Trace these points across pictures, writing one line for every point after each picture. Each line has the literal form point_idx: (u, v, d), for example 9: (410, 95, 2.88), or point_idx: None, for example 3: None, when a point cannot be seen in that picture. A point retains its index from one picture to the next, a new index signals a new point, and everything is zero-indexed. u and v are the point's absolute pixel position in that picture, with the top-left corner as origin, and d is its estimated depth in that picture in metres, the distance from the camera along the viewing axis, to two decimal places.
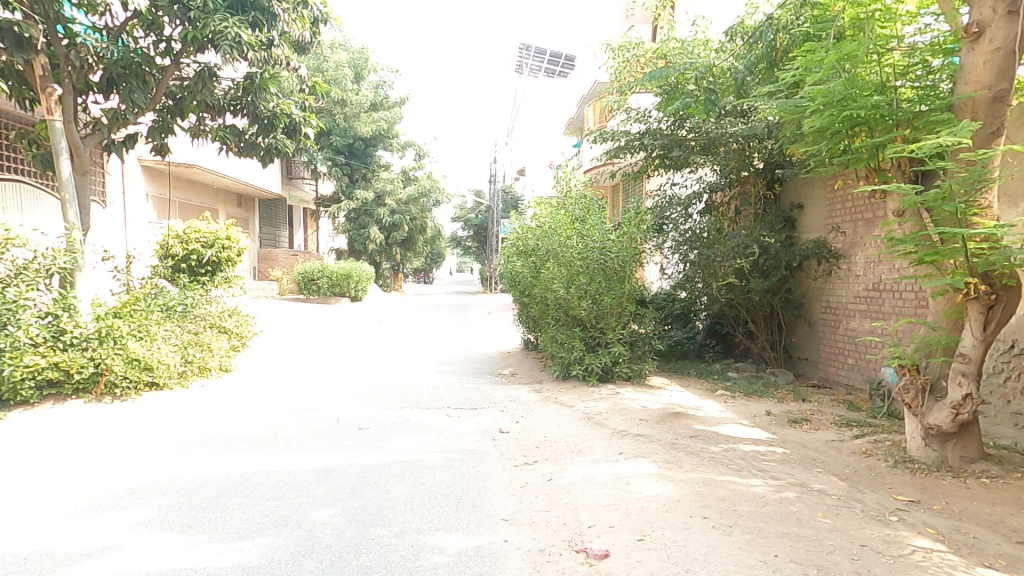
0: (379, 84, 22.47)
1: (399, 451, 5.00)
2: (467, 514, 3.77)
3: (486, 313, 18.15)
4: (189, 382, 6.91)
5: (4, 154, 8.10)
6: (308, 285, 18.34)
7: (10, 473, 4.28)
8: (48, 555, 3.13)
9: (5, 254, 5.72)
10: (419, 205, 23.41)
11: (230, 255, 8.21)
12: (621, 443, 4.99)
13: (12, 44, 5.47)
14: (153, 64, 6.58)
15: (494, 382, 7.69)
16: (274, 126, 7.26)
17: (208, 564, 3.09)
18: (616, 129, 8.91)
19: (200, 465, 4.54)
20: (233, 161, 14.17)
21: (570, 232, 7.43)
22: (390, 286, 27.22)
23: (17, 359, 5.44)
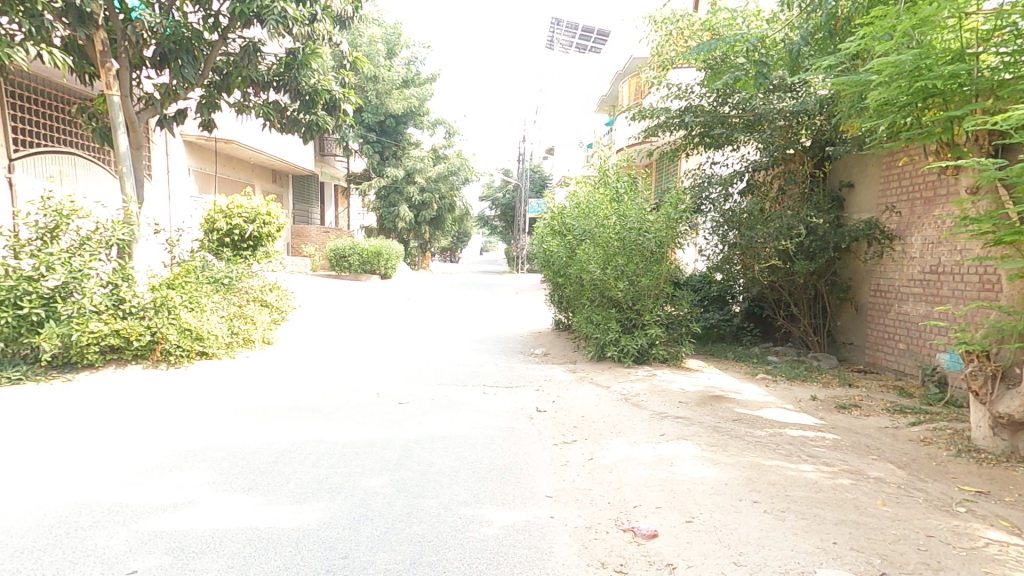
0: (411, 60, 22.34)
1: (440, 426, 5.08)
2: (511, 489, 3.83)
3: (516, 292, 18.14)
4: (236, 352, 7.14)
5: (61, 127, 8.32)
6: (340, 262, 18.61)
7: (84, 430, 4.54)
8: (129, 507, 3.30)
9: (70, 226, 6.01)
10: (449, 183, 23.24)
11: (270, 231, 8.54)
12: (661, 424, 4.96)
13: (76, 19, 5.59)
14: (202, 39, 6.55)
15: (528, 361, 7.74)
16: (315, 102, 7.26)
17: (271, 524, 3.21)
18: (656, 105, 8.72)
19: (254, 432, 4.71)
20: (275, 137, 14.43)
21: (609, 212, 7.34)
22: (419, 265, 27.51)
23: (84, 325, 5.76)
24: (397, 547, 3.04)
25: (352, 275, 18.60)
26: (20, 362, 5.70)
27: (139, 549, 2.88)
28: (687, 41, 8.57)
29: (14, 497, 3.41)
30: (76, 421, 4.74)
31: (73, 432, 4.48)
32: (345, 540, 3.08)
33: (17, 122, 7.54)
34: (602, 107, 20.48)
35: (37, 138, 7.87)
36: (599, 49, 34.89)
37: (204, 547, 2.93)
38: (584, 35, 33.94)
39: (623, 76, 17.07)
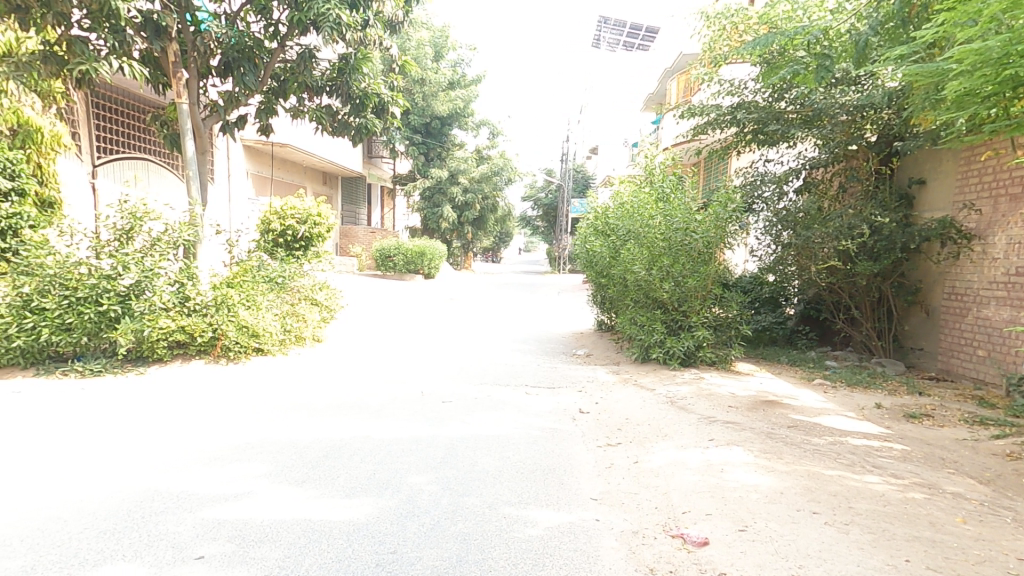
0: (458, 62, 22.68)
1: (483, 425, 5.11)
2: (555, 491, 3.80)
3: (558, 293, 18.05)
4: (289, 348, 7.46)
5: (136, 134, 8.92)
6: (385, 261, 19.07)
7: (155, 420, 4.88)
8: (195, 496, 3.49)
9: (143, 227, 6.45)
10: (492, 184, 23.40)
11: (321, 232, 8.88)
12: (710, 429, 4.80)
13: (152, 33, 6.00)
14: (263, 47, 6.83)
15: (570, 362, 7.68)
16: (365, 105, 7.45)
17: (323, 517, 3.31)
18: (706, 102, 8.50)
19: (306, 427, 4.89)
20: (326, 141, 14.97)
21: (654, 212, 7.17)
22: (461, 265, 27.84)
23: (155, 321, 6.19)
24: (444, 544, 3.08)
25: (397, 275, 19.05)
26: (100, 356, 6.14)
27: (204, 535, 3.04)
28: (742, 35, 8.30)
29: (96, 482, 3.67)
30: (148, 410, 5.11)
31: (145, 421, 4.83)
32: (393, 534, 3.15)
33: (99, 130, 8.13)
34: (649, 104, 20.14)
35: (115, 145, 8.47)
36: (647, 46, 34.27)
37: (262, 537, 3.05)
38: (632, 32, 33.52)
39: (673, 73, 16.71)
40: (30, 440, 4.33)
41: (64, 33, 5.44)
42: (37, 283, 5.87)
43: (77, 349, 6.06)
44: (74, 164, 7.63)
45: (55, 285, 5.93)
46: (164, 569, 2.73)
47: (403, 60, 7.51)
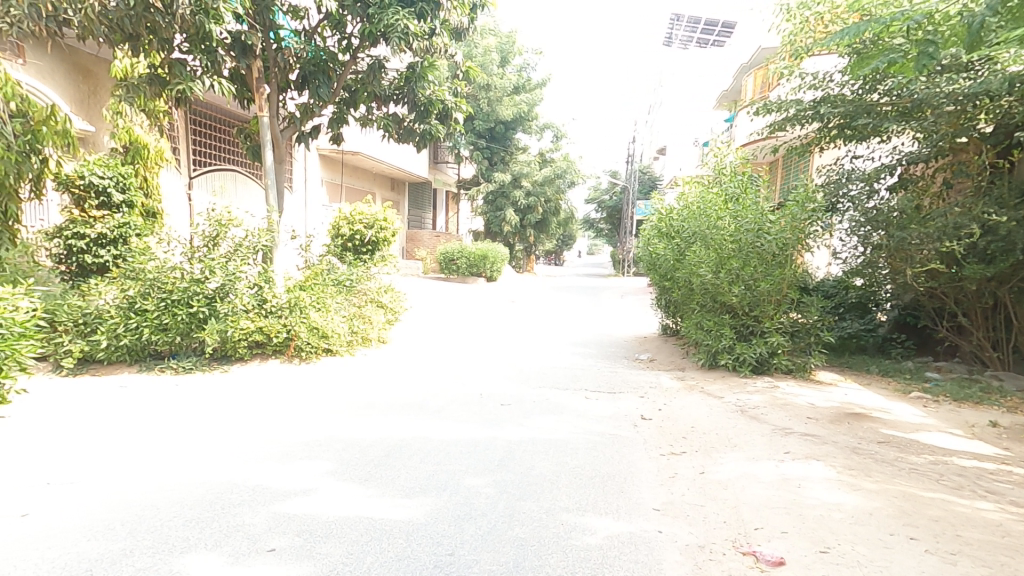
0: (523, 67, 22.94)
1: (541, 429, 5.06)
2: (615, 499, 3.67)
3: (620, 296, 17.68)
4: (356, 349, 7.81)
5: (225, 147, 9.71)
6: (449, 264, 19.49)
7: (234, 415, 5.28)
8: (268, 490, 3.71)
9: (228, 234, 7.03)
10: (555, 186, 23.44)
11: (386, 236, 9.24)
12: (786, 441, 4.47)
13: (240, 51, 6.46)
14: (337, 60, 7.19)
15: (632, 366, 7.46)
16: (429, 112, 7.67)
17: (384, 516, 3.41)
18: (785, 98, 8.04)
19: (367, 425, 5.09)
20: (393, 148, 15.57)
21: (722, 213, 6.81)
22: (523, 267, 27.94)
23: (237, 322, 6.73)
24: (500, 548, 3.06)
25: (460, 278, 19.29)
26: (191, 355, 6.71)
27: (275, 529, 3.22)
28: (828, 26, 7.72)
29: (185, 473, 4.00)
30: (231, 406, 5.55)
31: (226, 416, 5.24)
32: (450, 536, 3.17)
33: (194, 146, 8.93)
34: (724, 100, 19.39)
35: (207, 159, 9.26)
36: (723, 41, 33.30)
37: (328, 533, 3.18)
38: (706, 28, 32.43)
39: (750, 68, 15.96)
40: (134, 431, 4.80)
41: (167, 57, 6.01)
42: (140, 287, 6.51)
43: (172, 348, 6.63)
44: (173, 177, 8.43)
45: (155, 288, 6.57)
46: (241, 559, 2.91)
47: (467, 66, 7.60)
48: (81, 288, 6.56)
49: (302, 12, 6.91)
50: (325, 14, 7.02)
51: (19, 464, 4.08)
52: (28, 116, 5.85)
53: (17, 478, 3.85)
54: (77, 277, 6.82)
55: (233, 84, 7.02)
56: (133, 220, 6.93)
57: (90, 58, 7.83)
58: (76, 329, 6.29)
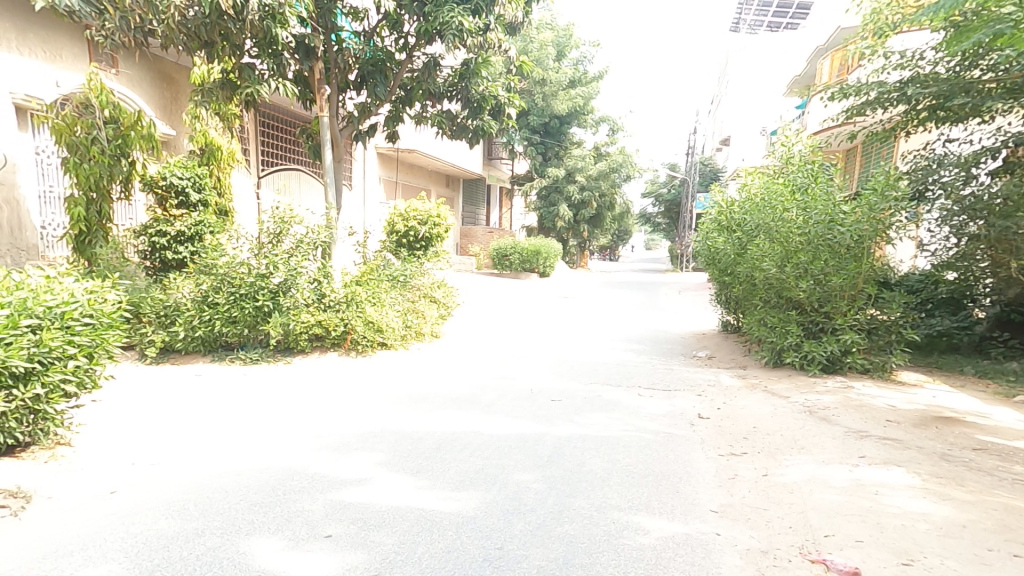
0: (579, 60, 22.76)
1: (592, 426, 4.94)
2: (670, 499, 3.52)
3: (678, 291, 17.12)
4: (410, 343, 8.01)
5: (289, 149, 10.23)
6: (502, 260, 19.60)
7: (296, 405, 5.53)
8: (324, 479, 3.83)
9: (291, 231, 7.36)
10: (610, 181, 22.91)
11: (440, 232, 9.41)
12: (861, 444, 4.13)
13: (304, 54, 6.83)
14: (393, 59, 7.39)
15: (690, 364, 7.17)
16: (482, 108, 7.75)
17: (434, 507, 3.43)
18: (866, 80, 7.52)
19: (419, 419, 5.16)
20: (448, 145, 15.84)
21: (789, 203, 6.42)
22: (578, 263, 27.70)
23: (298, 315, 7.04)
24: (550, 544, 3.01)
25: (513, 273, 19.45)
26: (257, 346, 7.11)
27: (331, 516, 3.31)
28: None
29: (250, 459, 4.21)
30: (293, 396, 5.83)
31: (288, 406, 5.49)
32: (499, 530, 3.15)
33: (262, 147, 9.47)
34: (792, 88, 18.46)
35: (274, 160, 9.80)
36: (796, 24, 32.17)
37: (381, 522, 3.24)
38: (778, 10, 31.25)
39: (828, 47, 15.23)
40: (205, 418, 5.12)
41: (237, 62, 6.40)
42: (212, 281, 6.91)
43: (241, 340, 7.07)
44: (243, 177, 8.96)
45: (225, 283, 6.96)
46: (299, 544, 3.01)
47: (520, 61, 7.58)
48: (162, 282, 7.06)
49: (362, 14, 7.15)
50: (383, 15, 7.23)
51: (107, 445, 4.43)
52: (119, 122, 6.42)
53: (105, 458, 4.18)
54: (160, 272, 7.37)
55: (297, 86, 7.35)
56: (208, 219, 7.40)
57: (173, 66, 8.51)
58: (158, 320, 6.78)
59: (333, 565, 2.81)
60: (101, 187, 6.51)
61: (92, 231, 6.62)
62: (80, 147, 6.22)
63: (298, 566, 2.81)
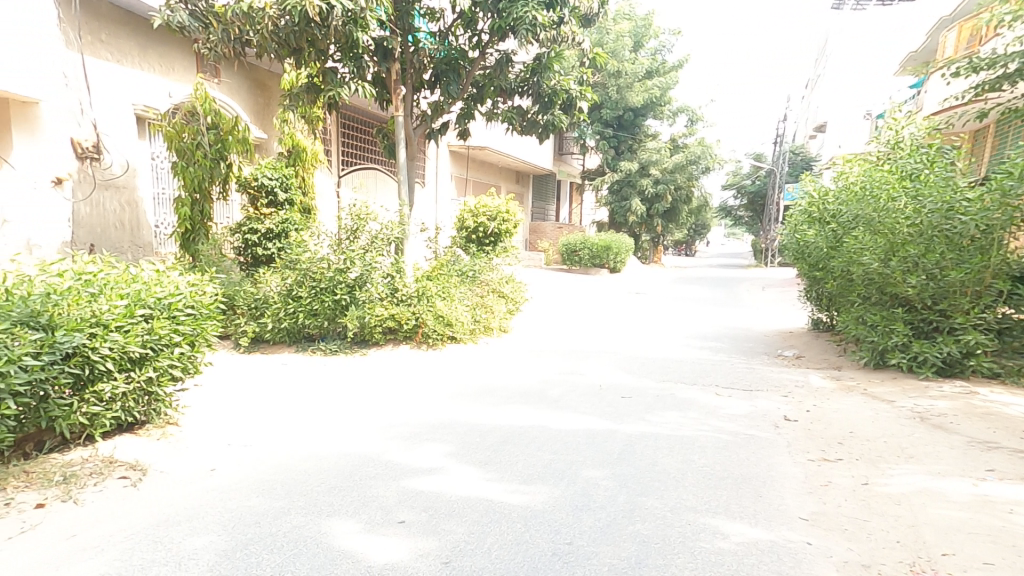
0: (658, 49, 22.49)
1: (664, 425, 4.78)
2: (753, 504, 3.32)
3: (761, 287, 16.26)
4: (479, 337, 8.14)
5: (367, 149, 10.71)
6: (572, 256, 19.48)
7: (375, 395, 5.80)
8: (396, 466, 3.97)
9: (367, 227, 7.72)
10: (687, 173, 22.17)
11: (509, 227, 9.54)
12: (985, 458, 3.71)
13: (381, 56, 7.11)
14: (466, 57, 7.51)
15: (774, 363, 6.80)
16: (553, 102, 7.71)
17: (502, 500, 3.45)
18: (999, 51, 6.73)
19: (487, 412, 5.22)
20: (518, 141, 16.00)
21: (896, 191, 5.91)
22: (650, 259, 26.99)
23: (372, 309, 7.39)
24: (621, 543, 2.94)
25: (582, 269, 19.30)
26: (336, 338, 7.52)
27: (404, 503, 3.42)
28: None
29: (331, 445, 4.45)
30: (373, 385, 6.12)
31: (367, 396, 5.77)
32: (569, 526, 3.12)
33: (343, 148, 10.00)
34: (907, 66, 17.42)
35: (353, 160, 10.30)
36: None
37: (451, 511, 3.31)
38: None
39: (956, 16, 14.03)
40: (292, 405, 5.48)
41: (321, 67, 6.78)
42: (296, 275, 7.36)
43: (321, 332, 7.49)
44: (324, 177, 9.50)
45: (307, 277, 7.38)
46: (374, 527, 3.13)
47: (594, 53, 7.44)
48: (254, 276, 7.60)
49: (438, 14, 7.34)
50: (459, 14, 7.39)
51: (208, 426, 4.85)
52: (219, 127, 7.02)
53: (206, 438, 4.57)
54: (251, 268, 7.94)
55: (375, 87, 7.65)
56: (293, 217, 7.87)
57: (266, 73, 9.19)
58: (250, 311, 7.35)
59: (404, 550, 2.90)
60: (203, 189, 7.15)
61: (196, 229, 7.27)
62: (187, 152, 6.89)
63: (373, 548, 2.93)
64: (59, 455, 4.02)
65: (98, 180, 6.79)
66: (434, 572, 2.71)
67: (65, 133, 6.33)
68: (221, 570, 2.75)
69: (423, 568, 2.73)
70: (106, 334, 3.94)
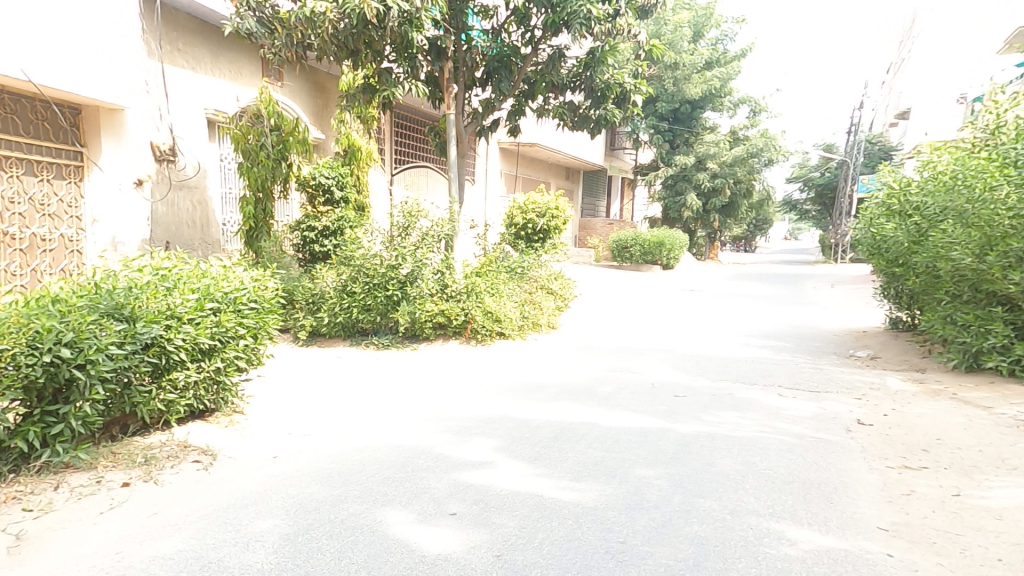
0: (719, 39, 22.05)
1: (720, 425, 4.65)
2: (823, 510, 3.19)
3: (830, 285, 15.51)
4: (527, 334, 8.17)
5: (419, 147, 10.94)
6: (622, 252, 19.23)
7: (430, 389, 5.93)
8: (447, 459, 4.05)
9: (419, 223, 7.85)
10: (748, 166, 21.34)
11: (558, 224, 9.55)
12: None
13: (435, 54, 7.25)
14: (518, 53, 7.54)
15: (844, 363, 6.50)
16: (606, 97, 7.59)
17: (552, 496, 3.45)
18: None
19: (536, 408, 5.24)
20: (568, 137, 15.95)
21: (994, 179, 5.51)
22: (707, 255, 26.25)
23: (422, 304, 7.54)
24: (678, 544, 2.88)
25: (634, 266, 18.99)
26: (387, 333, 7.70)
27: (455, 496, 3.47)
28: None
29: (386, 437, 4.58)
30: (427, 380, 6.27)
31: (422, 390, 5.90)
32: (621, 524, 3.08)
33: (396, 147, 10.25)
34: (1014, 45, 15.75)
35: (405, 159, 10.52)
36: None
37: (501, 505, 3.34)
38: None
39: None
40: (348, 397, 5.68)
41: (377, 68, 6.95)
42: (351, 272, 7.57)
43: (374, 326, 7.70)
44: (377, 175, 9.75)
45: (361, 274, 7.58)
46: (428, 518, 3.20)
47: (651, 45, 7.28)
48: (311, 272, 7.88)
49: (491, 11, 7.37)
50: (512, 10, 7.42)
51: (272, 415, 5.10)
52: (282, 129, 7.33)
53: (270, 427, 4.80)
54: (309, 264, 8.21)
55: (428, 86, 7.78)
56: (348, 215, 8.10)
57: (325, 75, 9.50)
58: (308, 306, 7.64)
59: (457, 542, 2.95)
60: (266, 188, 7.49)
61: (258, 227, 7.60)
62: (252, 153, 7.26)
63: (428, 539, 2.99)
64: (141, 438, 4.29)
65: (174, 181, 7.26)
66: (486, 564, 2.75)
67: (145, 138, 6.80)
68: (285, 553, 2.88)
69: (475, 560, 2.78)
70: (179, 325, 4.19)
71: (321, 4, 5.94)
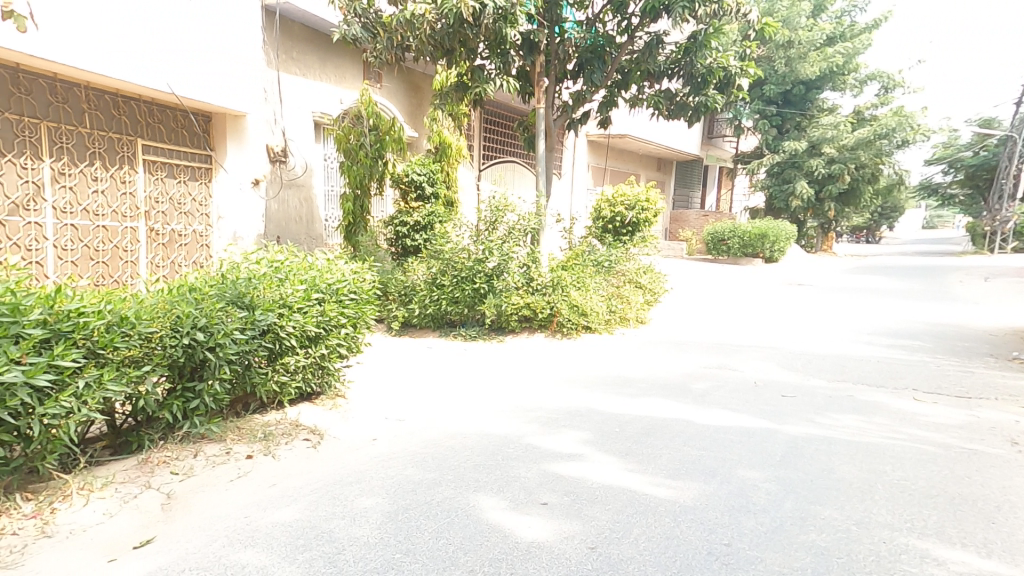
0: (846, 11, 20.61)
1: (837, 429, 4.29)
2: (978, 530, 2.84)
3: (981, 279, 13.74)
4: (614, 328, 8.01)
5: (507, 142, 11.06)
6: (719, 246, 18.34)
7: (528, 380, 5.97)
8: (536, 450, 4.04)
9: (507, 217, 7.96)
10: (874, 149, 19.54)
11: (647, 216, 9.30)
12: None
13: (527, 49, 7.20)
14: (613, 43, 7.40)
15: (1001, 367, 5.77)
16: (707, 82, 7.28)
17: (647, 492, 3.34)
18: None
19: (628, 403, 5.10)
20: (663, 125, 15.55)
21: None
22: (819, 246, 24.33)
23: (509, 297, 7.60)
24: (793, 552, 2.68)
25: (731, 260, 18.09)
26: (475, 325, 7.86)
27: (545, 486, 3.45)
28: None
29: (478, 425, 4.65)
30: (522, 371, 6.33)
31: (518, 380, 5.96)
32: (725, 526, 2.92)
33: (485, 142, 10.42)
34: None
35: (494, 154, 10.68)
36: None
37: (593, 498, 3.27)
38: None
39: None
40: (444, 386, 5.84)
41: (471, 65, 7.05)
42: (441, 265, 7.79)
43: (461, 319, 7.87)
44: (466, 170, 9.98)
45: (450, 267, 7.78)
46: (519, 506, 3.20)
47: (763, 24, 6.79)
48: (403, 265, 8.20)
49: None
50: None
51: (371, 401, 5.34)
52: (379, 128, 7.64)
53: (369, 412, 5.03)
54: (401, 257, 8.54)
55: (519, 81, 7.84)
56: (438, 210, 8.33)
57: (420, 75, 9.83)
58: (400, 298, 7.96)
59: (549, 532, 2.92)
60: (364, 185, 7.89)
61: (357, 222, 8.03)
62: (352, 152, 7.66)
63: (521, 526, 2.99)
64: (260, 415, 4.66)
65: (284, 180, 7.84)
66: (581, 555, 2.70)
67: (260, 140, 7.40)
68: (387, 529, 3.00)
69: (569, 551, 2.73)
70: (291, 313, 4.46)
71: (420, 6, 6.11)
